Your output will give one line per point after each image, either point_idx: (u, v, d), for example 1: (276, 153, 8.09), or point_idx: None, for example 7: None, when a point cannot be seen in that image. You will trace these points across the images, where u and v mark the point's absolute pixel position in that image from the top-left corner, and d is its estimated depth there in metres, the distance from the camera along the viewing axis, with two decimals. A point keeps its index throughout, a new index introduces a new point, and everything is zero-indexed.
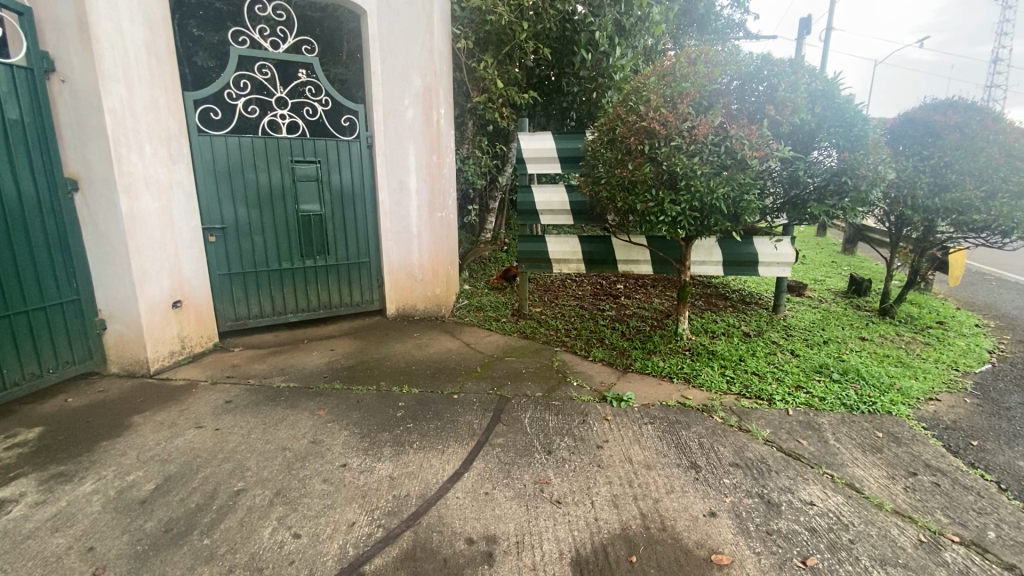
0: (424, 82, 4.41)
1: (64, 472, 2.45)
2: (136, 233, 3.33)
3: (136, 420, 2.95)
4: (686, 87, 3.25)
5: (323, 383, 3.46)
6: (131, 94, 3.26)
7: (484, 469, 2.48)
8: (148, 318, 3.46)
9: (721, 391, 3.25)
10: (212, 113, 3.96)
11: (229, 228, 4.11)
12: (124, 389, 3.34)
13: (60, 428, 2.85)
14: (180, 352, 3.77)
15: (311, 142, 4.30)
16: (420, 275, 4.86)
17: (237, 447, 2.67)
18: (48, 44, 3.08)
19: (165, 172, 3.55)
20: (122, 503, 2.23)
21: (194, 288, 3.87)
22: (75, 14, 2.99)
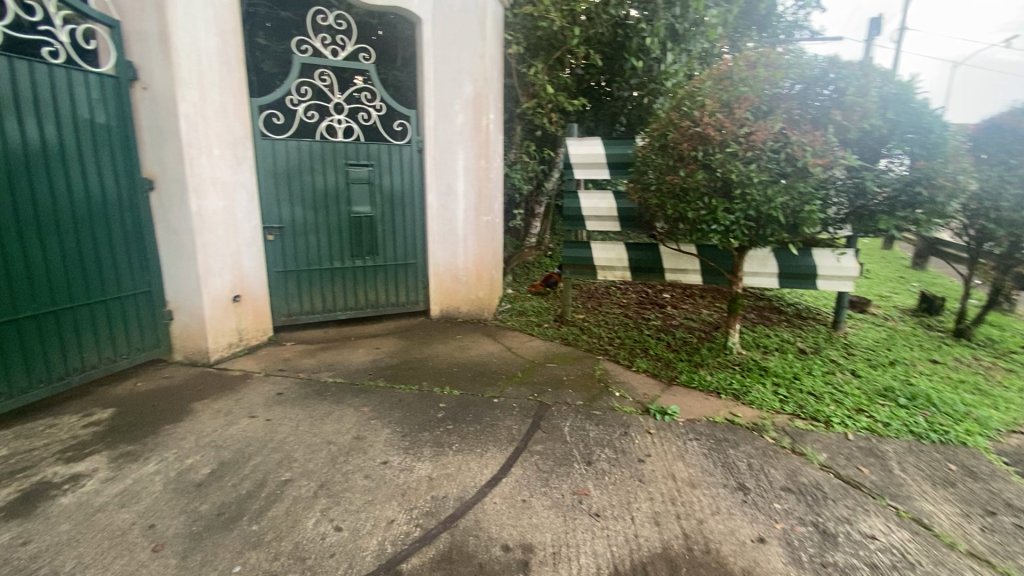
0: (475, 88, 4.47)
1: (132, 451, 2.63)
2: (202, 230, 3.54)
3: (196, 407, 3.12)
4: (744, 91, 3.13)
5: (368, 380, 3.55)
6: (203, 99, 3.47)
7: (522, 476, 2.46)
8: (211, 311, 3.67)
9: (773, 410, 3.10)
10: (275, 118, 4.14)
11: (286, 228, 4.30)
12: (187, 376, 3.55)
13: (130, 410, 3.06)
14: (238, 344, 3.97)
15: (365, 146, 4.45)
16: (464, 278, 4.91)
17: (286, 437, 2.78)
18: (132, 54, 3.32)
19: (230, 173, 3.75)
20: (181, 484, 2.36)
21: (253, 284, 4.06)
22: (157, 26, 3.22)
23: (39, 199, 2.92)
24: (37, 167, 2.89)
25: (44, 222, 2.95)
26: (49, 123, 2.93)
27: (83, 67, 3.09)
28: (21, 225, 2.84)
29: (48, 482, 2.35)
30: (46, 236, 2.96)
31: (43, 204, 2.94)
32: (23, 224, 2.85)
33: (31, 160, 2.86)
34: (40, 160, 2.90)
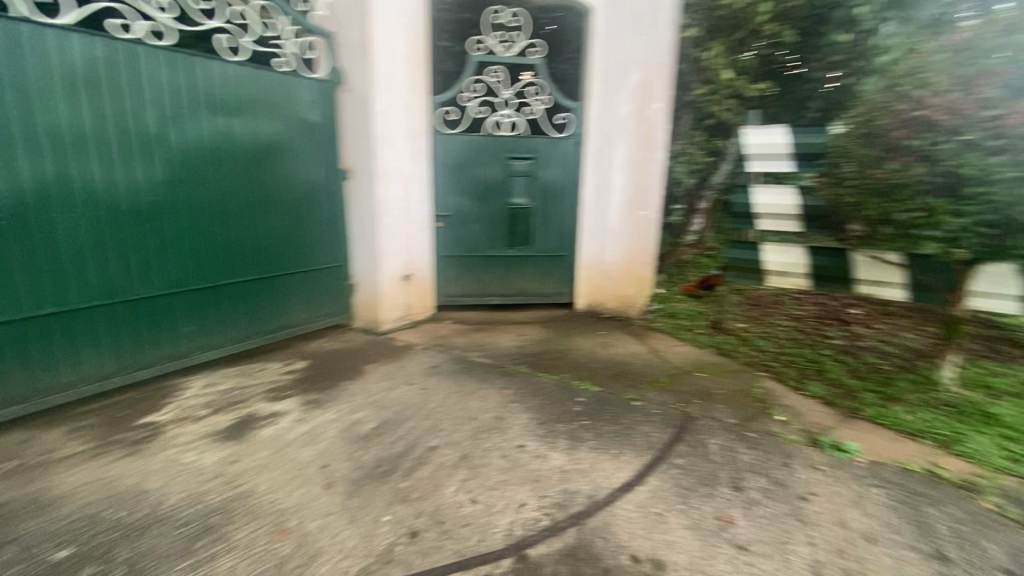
0: (643, 77, 4.26)
1: (318, 399, 3.11)
2: (383, 215, 4.02)
3: (367, 369, 3.58)
4: (991, 64, 2.50)
5: (511, 365, 3.68)
6: (392, 98, 3.91)
7: (658, 487, 2.32)
8: (384, 287, 4.16)
9: (998, 470, 2.45)
10: (450, 115, 4.48)
11: (452, 216, 4.65)
12: (362, 341, 4.09)
13: (319, 364, 3.63)
14: (405, 318, 4.43)
15: (528, 140, 4.60)
16: (615, 275, 4.76)
17: (436, 407, 3.03)
18: (341, 61, 3.87)
19: (410, 164, 4.16)
20: (351, 434, 2.73)
21: (421, 266, 4.48)
22: (361, 36, 3.71)
23: (267, 183, 3.58)
24: (267, 157, 3.55)
25: (269, 202, 3.61)
26: (278, 121, 3.57)
27: (304, 74, 3.70)
28: (254, 204, 3.52)
29: (260, 414, 2.91)
30: (269, 214, 3.63)
31: (270, 187, 3.60)
32: (255, 203, 3.53)
33: (263, 151, 3.52)
34: (269, 151, 3.55)
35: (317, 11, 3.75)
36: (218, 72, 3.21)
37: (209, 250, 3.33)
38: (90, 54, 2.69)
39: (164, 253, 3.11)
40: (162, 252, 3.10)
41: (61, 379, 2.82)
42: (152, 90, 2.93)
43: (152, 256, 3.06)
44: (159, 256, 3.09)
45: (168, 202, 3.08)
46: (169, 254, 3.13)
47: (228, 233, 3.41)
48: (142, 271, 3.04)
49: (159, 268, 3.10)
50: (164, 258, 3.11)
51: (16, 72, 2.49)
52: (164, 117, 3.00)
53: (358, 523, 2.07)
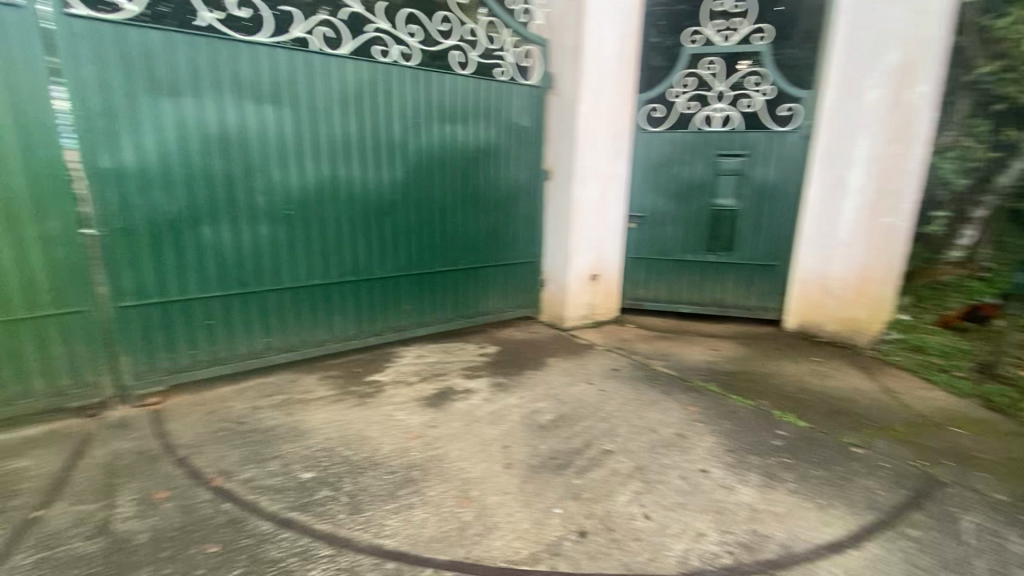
0: (905, 54, 3.46)
1: (504, 383, 3.34)
2: (578, 214, 4.13)
3: (550, 362, 3.72)
4: None
5: (699, 381, 3.42)
6: (598, 99, 3.99)
7: (879, 558, 1.91)
8: (572, 285, 4.29)
9: None
10: (655, 111, 4.36)
11: (647, 217, 4.59)
12: (548, 335, 4.27)
13: (507, 352, 3.91)
14: (589, 317, 4.49)
15: (742, 135, 4.24)
16: (839, 292, 4.04)
17: (614, 411, 2.99)
18: (553, 66, 4.06)
19: (608, 165, 4.20)
20: (531, 422, 2.87)
21: (610, 266, 4.49)
22: (574, 40, 3.84)
23: (479, 183, 3.95)
24: (481, 159, 3.91)
25: (479, 200, 3.98)
26: (493, 126, 3.91)
27: (519, 81, 3.98)
28: (467, 201, 3.92)
29: (455, 388, 3.25)
30: (479, 211, 4.00)
31: (481, 187, 3.97)
32: (468, 201, 3.92)
33: (479, 154, 3.89)
34: (483, 154, 3.91)
35: (536, 20, 3.96)
36: (449, 84, 3.63)
37: (429, 241, 3.81)
38: (360, 76, 3.26)
39: (397, 241, 3.66)
40: (396, 241, 3.65)
41: (318, 338, 3.50)
42: (400, 104, 3.45)
43: (388, 243, 3.63)
44: (393, 244, 3.65)
45: (403, 199, 3.61)
46: (400, 243, 3.68)
47: (444, 227, 3.86)
48: (380, 256, 3.61)
49: (392, 254, 3.66)
50: (397, 245, 3.66)
51: (312, 93, 3.11)
52: (406, 126, 3.51)
53: (531, 509, 2.16)
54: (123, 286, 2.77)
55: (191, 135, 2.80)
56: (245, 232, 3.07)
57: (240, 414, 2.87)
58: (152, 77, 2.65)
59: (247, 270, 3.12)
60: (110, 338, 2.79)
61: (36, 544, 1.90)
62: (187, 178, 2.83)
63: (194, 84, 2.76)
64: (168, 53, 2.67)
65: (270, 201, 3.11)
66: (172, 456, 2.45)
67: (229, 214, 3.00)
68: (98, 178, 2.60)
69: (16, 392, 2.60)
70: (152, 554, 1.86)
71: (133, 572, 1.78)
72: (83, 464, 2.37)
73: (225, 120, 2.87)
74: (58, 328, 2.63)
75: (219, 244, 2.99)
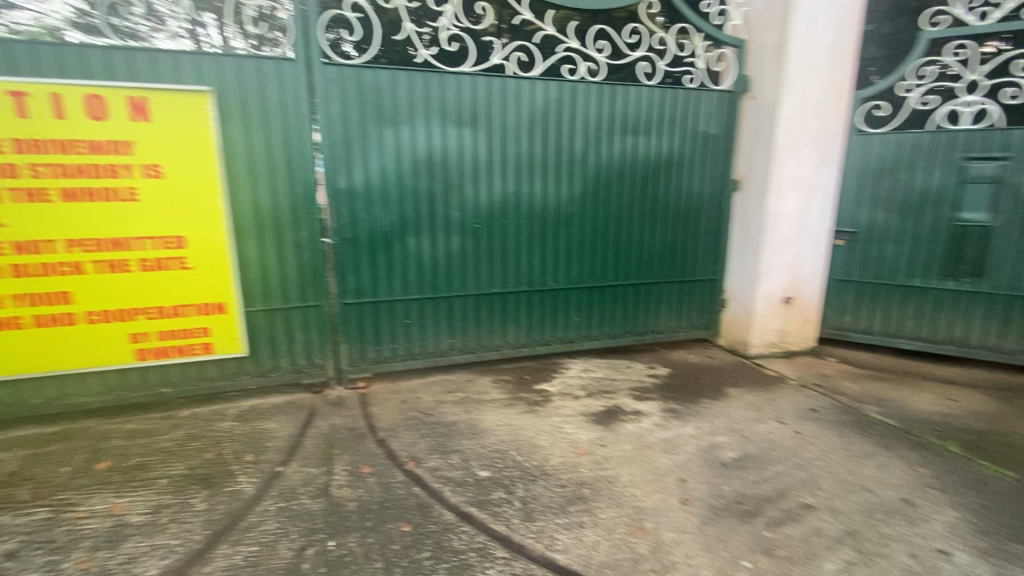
0: None
1: (678, 410, 3.13)
2: (773, 229, 3.70)
3: (732, 393, 3.38)
4: None
5: (929, 438, 2.75)
6: (804, 100, 3.55)
7: None
8: (761, 308, 3.85)
9: None
10: (877, 110, 3.71)
11: (860, 232, 3.90)
12: (728, 362, 3.91)
13: (681, 376, 3.66)
14: (778, 345, 3.99)
15: (1003, 134, 3.46)
16: None
17: (814, 460, 2.59)
18: (750, 68, 3.73)
19: (812, 173, 3.70)
20: (711, 457, 2.63)
21: (808, 289, 3.94)
22: (778, 37, 3.47)
23: (659, 195, 3.79)
24: (663, 171, 3.75)
25: (658, 214, 3.82)
26: (678, 136, 3.73)
27: (709, 87, 3.74)
28: (646, 215, 3.79)
29: (625, 408, 3.13)
30: (657, 225, 3.84)
31: (661, 199, 3.80)
32: (646, 215, 3.79)
33: (661, 166, 3.73)
34: (666, 166, 3.75)
35: (733, 20, 3.68)
36: (634, 96, 3.56)
37: (603, 255, 3.78)
38: (549, 95, 3.38)
39: (572, 254, 3.70)
40: (571, 254, 3.70)
41: (494, 343, 3.69)
42: (584, 119, 3.49)
43: (564, 256, 3.69)
44: (568, 256, 3.70)
45: (581, 213, 3.64)
46: (575, 256, 3.71)
47: (620, 241, 3.78)
48: (555, 268, 3.69)
49: (566, 267, 3.72)
50: (571, 258, 3.71)
51: (505, 115, 3.32)
52: (588, 141, 3.53)
53: (715, 555, 1.96)
54: (347, 287, 3.27)
55: (404, 158, 3.20)
56: (440, 243, 3.39)
57: (427, 406, 3.17)
58: (380, 110, 3.10)
59: (440, 276, 3.45)
60: (336, 329, 3.32)
61: (279, 494, 2.32)
62: (400, 196, 3.24)
63: (410, 113, 3.15)
64: (393, 89, 3.10)
65: (462, 215, 3.40)
66: (374, 436, 2.81)
67: (429, 227, 3.35)
68: (336, 197, 3.12)
69: (270, 366, 3.23)
70: (359, 522, 2.13)
71: (346, 534, 2.06)
72: (311, 432, 2.85)
73: (431, 143, 3.23)
74: (300, 319, 3.23)
75: (419, 253, 3.37)
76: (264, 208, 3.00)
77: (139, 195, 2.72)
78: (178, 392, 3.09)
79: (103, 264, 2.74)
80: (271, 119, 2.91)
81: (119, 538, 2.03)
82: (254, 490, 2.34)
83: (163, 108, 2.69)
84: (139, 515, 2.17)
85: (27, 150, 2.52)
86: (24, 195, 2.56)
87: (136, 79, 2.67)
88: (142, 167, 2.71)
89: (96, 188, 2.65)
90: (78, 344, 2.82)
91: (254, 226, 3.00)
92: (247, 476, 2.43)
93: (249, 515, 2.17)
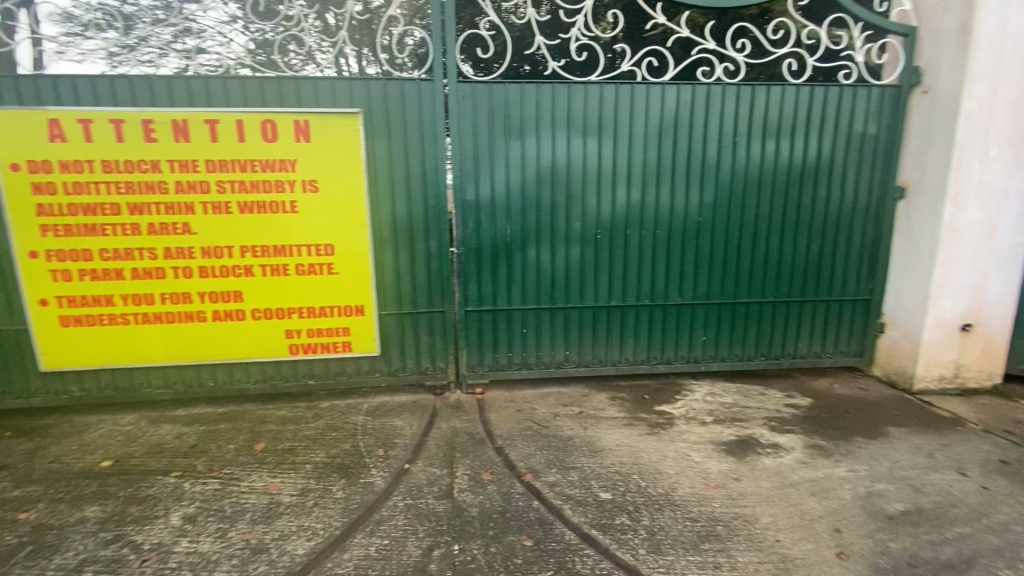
0: None
1: (825, 447, 2.77)
2: (949, 243, 3.18)
3: (893, 433, 2.93)
4: None
5: None
6: (993, 93, 3.02)
7: None
8: (931, 335, 3.30)
9: None
10: None
11: None
12: (884, 396, 3.40)
13: (826, 407, 3.25)
14: (951, 380, 3.40)
15: None
16: None
17: (1012, 526, 2.15)
18: (921, 58, 3.24)
19: (1003, 178, 3.13)
20: (871, 507, 2.28)
21: (993, 314, 3.33)
22: (959, 21, 3.00)
23: (804, 205, 3.41)
24: (809, 178, 3.38)
25: (801, 225, 3.45)
26: (828, 139, 3.34)
27: (870, 83, 3.30)
28: (786, 226, 3.44)
29: (760, 439, 2.84)
30: (799, 237, 3.46)
31: (805, 209, 3.42)
32: (787, 226, 3.44)
33: (806, 172, 3.37)
34: (812, 172, 3.37)
35: (901, 6, 3.26)
36: (776, 97, 3.26)
37: (735, 269, 3.49)
38: (681, 100, 3.21)
39: (699, 268, 3.47)
40: (698, 267, 3.47)
41: (611, 358, 3.56)
42: (718, 124, 3.27)
43: (690, 270, 3.47)
44: (695, 270, 3.47)
45: (711, 224, 3.40)
46: (703, 270, 3.48)
47: (754, 254, 3.47)
48: (680, 282, 3.49)
49: (693, 281, 3.49)
50: (698, 272, 3.47)
51: (633, 123, 3.22)
52: (722, 147, 3.30)
53: None
54: (469, 295, 3.37)
55: (529, 169, 3.23)
56: (560, 253, 3.37)
57: (543, 417, 3.14)
58: (507, 123, 3.16)
59: (559, 287, 3.42)
60: (458, 335, 3.44)
61: (407, 490, 2.42)
62: (523, 207, 3.28)
63: (536, 125, 3.18)
64: (522, 102, 3.15)
65: (583, 226, 3.34)
66: (493, 443, 2.84)
67: (549, 237, 3.34)
68: (463, 209, 3.24)
69: (397, 366, 3.42)
70: (482, 529, 2.15)
71: (470, 540, 2.09)
72: (434, 433, 2.96)
73: (556, 154, 3.23)
74: (426, 323, 3.39)
75: (539, 263, 3.37)
76: (400, 219, 3.20)
77: (298, 208, 3.06)
78: (321, 383, 3.39)
79: (268, 268, 3.11)
80: (409, 135, 3.11)
81: (273, 515, 2.26)
82: (384, 484, 2.47)
83: (320, 129, 2.99)
84: (289, 496, 2.39)
85: (216, 170, 2.94)
86: (212, 208, 2.98)
87: (301, 104, 3.01)
88: (302, 183, 3.03)
89: (266, 202, 3.02)
90: (245, 336, 3.21)
91: (390, 235, 3.21)
92: (378, 470, 2.58)
93: (380, 509, 2.29)
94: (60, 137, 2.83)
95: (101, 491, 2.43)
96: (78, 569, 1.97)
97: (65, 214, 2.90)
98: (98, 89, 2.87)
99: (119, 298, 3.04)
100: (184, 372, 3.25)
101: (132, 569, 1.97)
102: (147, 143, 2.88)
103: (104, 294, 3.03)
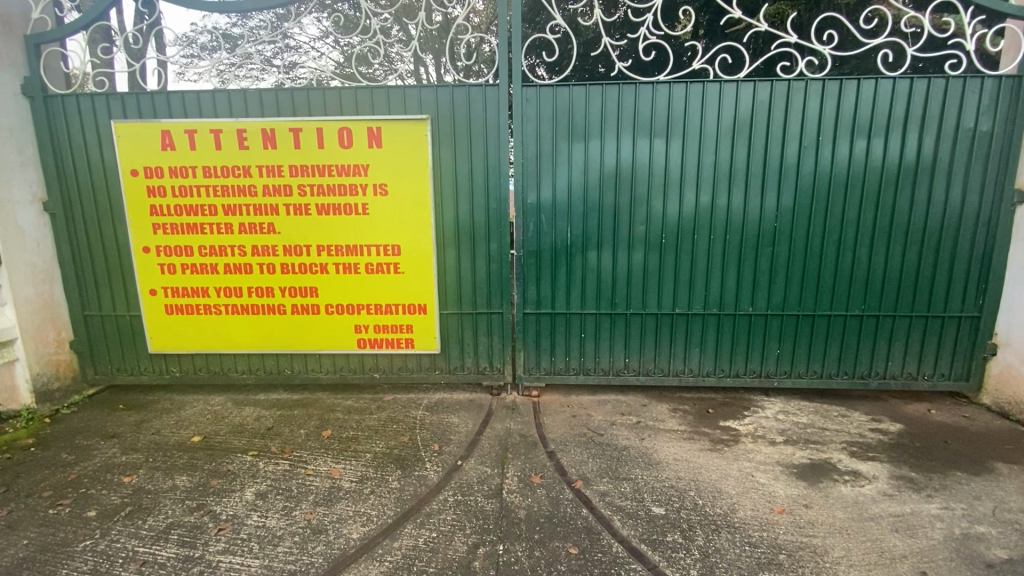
0: None
1: (914, 478, 2.49)
2: None
3: (1001, 469, 2.57)
4: None
5: None
6: None
7: None
8: None
9: None
10: None
11: None
12: (994, 427, 2.99)
13: (919, 435, 2.92)
14: None
15: None
16: None
17: None
18: None
19: None
20: (967, 551, 2.01)
21: None
22: None
23: (898, 210, 3.09)
24: (906, 181, 3.06)
25: (895, 232, 3.12)
26: (930, 137, 3.00)
27: (983, 73, 2.93)
28: (877, 234, 3.13)
29: (836, 465, 2.60)
30: (893, 246, 3.14)
31: (901, 215, 3.10)
32: (878, 233, 3.13)
33: (903, 174, 3.05)
34: (910, 174, 3.05)
35: None
36: (868, 91, 2.98)
37: (815, 280, 3.23)
38: (757, 98, 3.03)
39: (774, 277, 3.24)
40: (773, 276, 3.24)
41: (674, 367, 3.42)
42: (799, 123, 3.04)
43: (763, 279, 3.25)
44: (769, 279, 3.25)
45: (789, 230, 3.17)
46: (778, 279, 3.25)
47: (839, 262, 3.19)
48: (752, 291, 3.28)
49: (766, 291, 3.27)
50: (773, 281, 3.25)
51: (704, 123, 3.08)
52: (803, 147, 3.07)
53: None
54: (528, 297, 3.39)
55: (591, 172, 3.19)
56: (622, 258, 3.29)
57: (599, 425, 3.07)
58: (571, 126, 3.14)
59: (619, 291, 3.34)
60: (515, 336, 3.46)
61: (457, 487, 2.47)
62: (585, 210, 3.24)
63: (601, 127, 3.14)
64: (586, 105, 3.11)
65: (647, 230, 3.25)
66: (545, 447, 2.82)
67: (611, 242, 3.28)
68: (524, 212, 3.26)
69: (457, 364, 3.51)
70: (528, 532, 2.14)
71: (514, 541, 2.09)
72: (488, 432, 3.00)
73: (621, 156, 3.16)
74: (485, 323, 3.45)
75: (600, 267, 3.31)
76: (463, 221, 3.29)
77: (369, 210, 3.22)
78: (385, 377, 3.54)
79: (341, 266, 3.31)
80: (474, 140, 3.18)
81: (333, 498, 2.40)
82: (437, 478, 2.54)
83: (391, 135, 3.14)
84: (349, 482, 2.53)
85: (298, 174, 3.18)
86: (294, 210, 3.22)
87: (374, 112, 3.18)
88: (373, 186, 3.19)
89: (340, 205, 3.22)
90: (318, 330, 3.43)
91: (453, 237, 3.31)
92: (432, 464, 2.66)
93: (431, 502, 2.36)
94: (170, 146, 3.19)
95: (190, 463, 2.71)
96: (166, 531, 2.20)
97: (173, 214, 3.26)
98: (202, 104, 3.22)
99: (213, 290, 3.37)
100: (266, 360, 3.54)
101: (209, 536, 2.17)
102: (241, 150, 3.17)
103: (201, 286, 3.37)
